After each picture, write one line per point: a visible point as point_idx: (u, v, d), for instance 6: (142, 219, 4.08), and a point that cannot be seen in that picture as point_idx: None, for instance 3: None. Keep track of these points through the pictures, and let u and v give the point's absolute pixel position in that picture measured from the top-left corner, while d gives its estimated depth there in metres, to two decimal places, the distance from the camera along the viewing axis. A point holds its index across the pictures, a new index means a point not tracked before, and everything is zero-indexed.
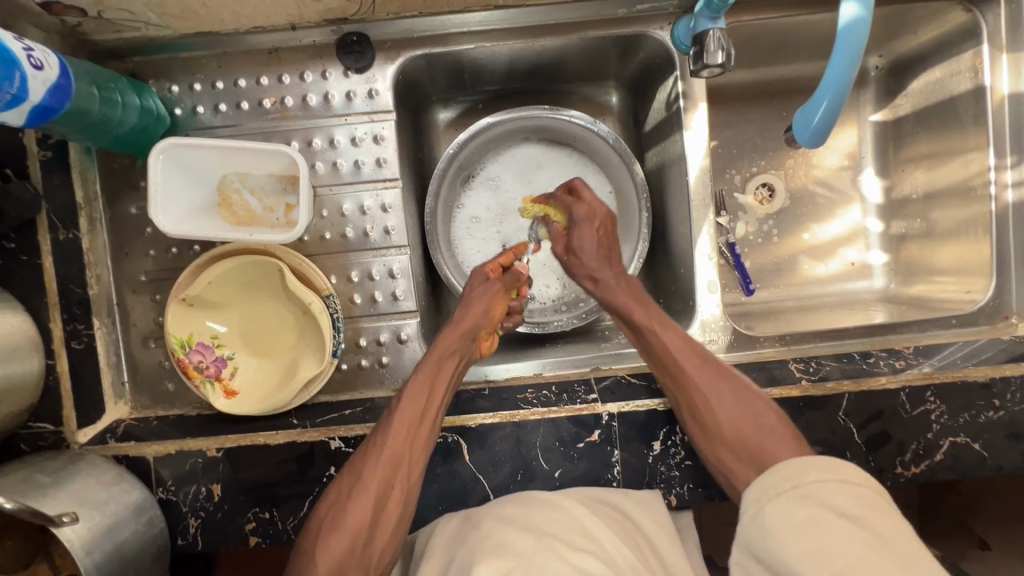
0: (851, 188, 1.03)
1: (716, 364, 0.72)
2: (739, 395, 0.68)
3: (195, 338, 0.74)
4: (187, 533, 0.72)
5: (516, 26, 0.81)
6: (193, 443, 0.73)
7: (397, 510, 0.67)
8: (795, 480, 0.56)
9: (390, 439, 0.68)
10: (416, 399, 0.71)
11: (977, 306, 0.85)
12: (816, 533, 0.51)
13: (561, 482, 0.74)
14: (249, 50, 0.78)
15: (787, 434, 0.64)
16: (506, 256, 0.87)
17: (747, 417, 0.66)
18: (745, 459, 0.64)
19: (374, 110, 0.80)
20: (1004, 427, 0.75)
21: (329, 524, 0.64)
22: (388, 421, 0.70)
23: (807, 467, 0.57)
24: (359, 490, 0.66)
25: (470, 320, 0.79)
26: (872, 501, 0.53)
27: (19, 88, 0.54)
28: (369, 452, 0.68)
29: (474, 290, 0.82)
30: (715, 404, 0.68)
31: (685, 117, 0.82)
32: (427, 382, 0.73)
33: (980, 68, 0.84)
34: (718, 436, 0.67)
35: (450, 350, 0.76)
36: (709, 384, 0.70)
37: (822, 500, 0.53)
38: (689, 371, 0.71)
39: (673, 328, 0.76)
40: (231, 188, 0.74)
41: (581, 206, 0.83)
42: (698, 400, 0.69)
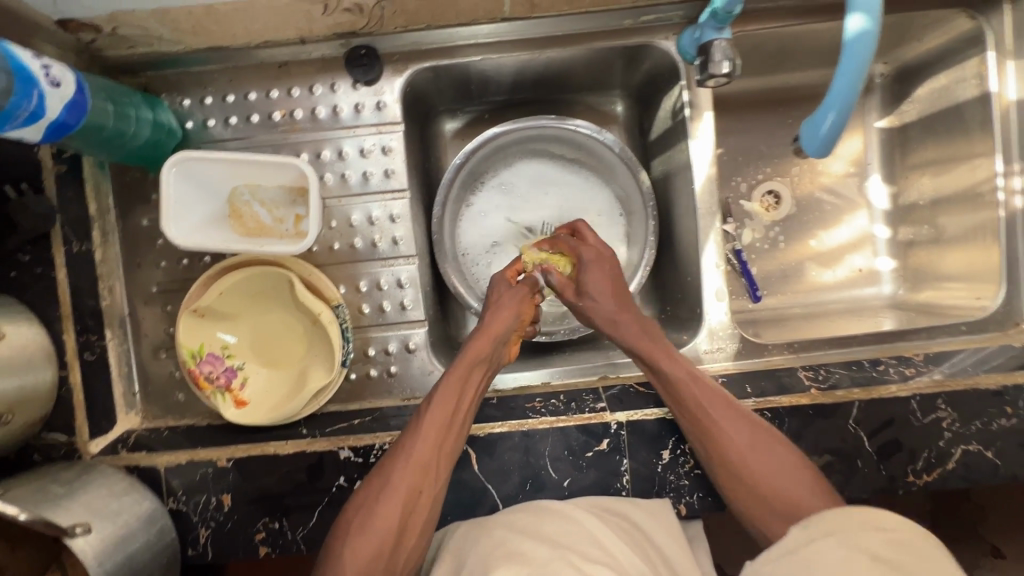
0: (857, 194, 1.03)
1: (745, 414, 0.72)
2: (764, 445, 0.70)
3: (206, 349, 0.75)
4: (197, 543, 0.72)
5: (522, 38, 0.82)
6: (203, 453, 0.73)
7: (424, 514, 0.68)
8: (829, 528, 0.54)
9: (418, 444, 0.69)
10: (445, 405, 0.71)
11: (987, 312, 0.85)
12: (839, 567, 0.50)
13: (570, 491, 0.74)
14: (259, 64, 0.80)
15: (817, 483, 0.67)
16: (518, 261, 0.86)
17: (778, 470, 0.68)
18: (776, 510, 0.67)
19: (382, 122, 0.81)
20: (1016, 435, 0.74)
21: (357, 527, 0.65)
22: (416, 426, 0.70)
23: (842, 518, 0.55)
24: (387, 495, 0.66)
25: (500, 326, 0.79)
26: (908, 542, 0.51)
27: (36, 105, 0.55)
28: (397, 456, 0.69)
29: (501, 295, 0.82)
30: (750, 461, 0.69)
31: (691, 126, 0.83)
32: (457, 386, 0.73)
33: (986, 75, 0.84)
34: (747, 486, 0.69)
35: (479, 355, 0.76)
36: (741, 443, 0.70)
37: (860, 544, 0.51)
38: (719, 422, 0.71)
39: (704, 385, 0.73)
40: (241, 200, 0.75)
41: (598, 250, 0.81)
42: (732, 452, 0.70)
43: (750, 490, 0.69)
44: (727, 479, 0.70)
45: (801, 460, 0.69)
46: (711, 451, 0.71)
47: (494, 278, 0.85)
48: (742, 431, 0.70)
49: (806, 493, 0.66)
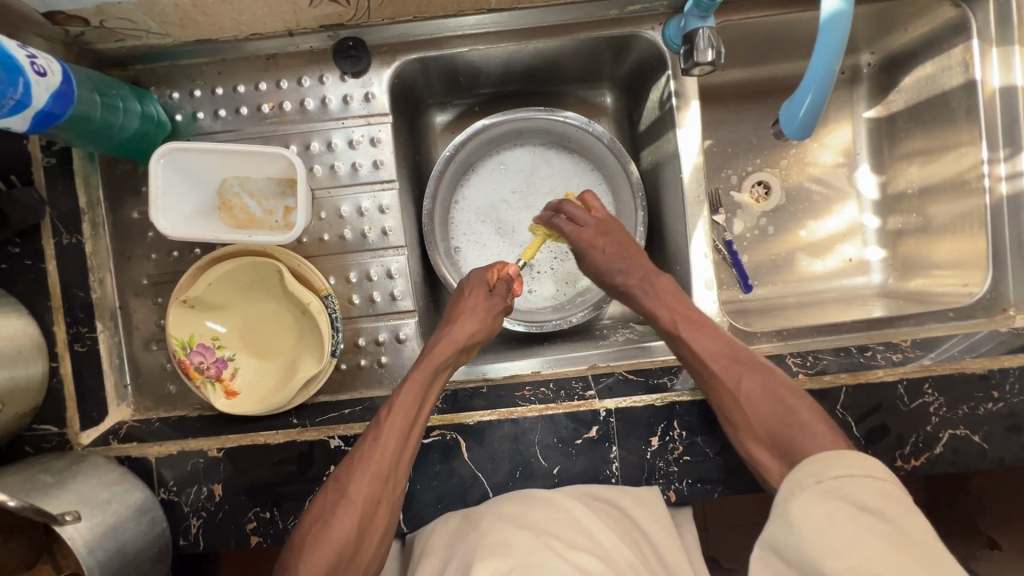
0: (847, 185, 1.04)
1: (745, 356, 0.74)
2: (770, 390, 0.71)
3: (196, 339, 0.75)
4: (189, 533, 0.73)
5: (508, 29, 0.82)
6: (194, 444, 0.74)
7: (382, 523, 0.69)
8: (818, 475, 0.58)
9: (376, 454, 0.69)
10: (405, 412, 0.71)
11: (975, 298, 0.85)
12: (833, 531, 0.52)
13: (560, 479, 0.74)
14: (248, 57, 0.80)
15: (813, 416, 0.68)
16: (501, 264, 0.86)
17: (772, 402, 0.70)
18: (778, 454, 0.68)
19: (370, 113, 0.81)
20: (1003, 418, 0.75)
21: (314, 539, 0.66)
22: (375, 434, 0.70)
23: (833, 461, 0.59)
24: (344, 507, 0.67)
25: (459, 334, 0.79)
26: (895, 496, 0.54)
27: (22, 94, 0.55)
28: (353, 466, 0.69)
29: (470, 289, 0.83)
30: (746, 397, 0.71)
31: (678, 115, 0.83)
32: (416, 392, 0.73)
33: (970, 63, 0.84)
34: (746, 430, 0.70)
35: (439, 363, 0.76)
36: (739, 373, 0.73)
37: (846, 495, 0.55)
38: (722, 371, 0.73)
39: (698, 324, 0.77)
40: (230, 191, 0.75)
41: (582, 231, 0.83)
42: (731, 396, 0.72)
43: (762, 435, 0.69)
44: (729, 423, 0.72)
45: (793, 389, 0.71)
46: (716, 397, 0.73)
47: (468, 279, 0.84)
48: (749, 379, 0.72)
49: (805, 435, 0.67)
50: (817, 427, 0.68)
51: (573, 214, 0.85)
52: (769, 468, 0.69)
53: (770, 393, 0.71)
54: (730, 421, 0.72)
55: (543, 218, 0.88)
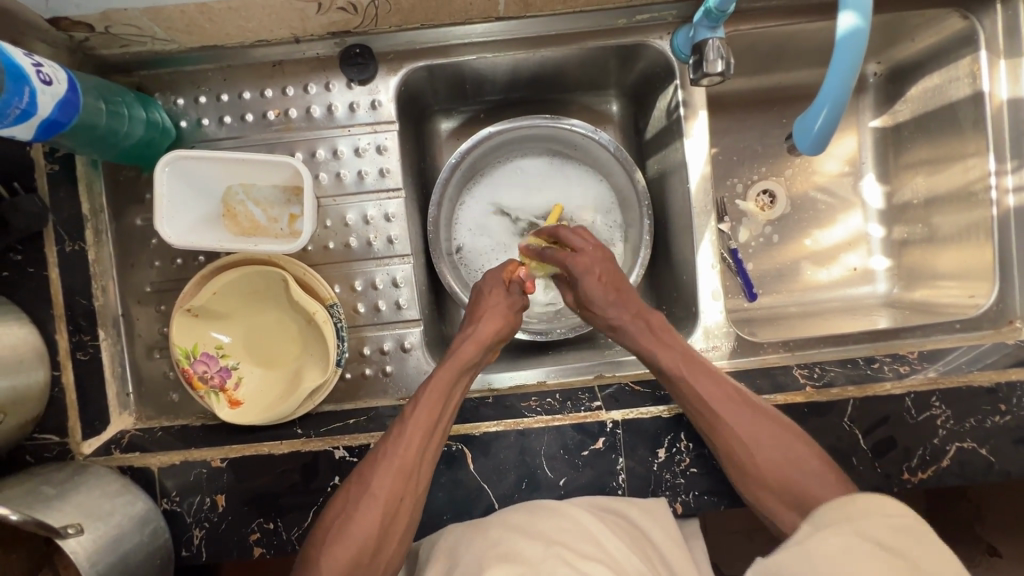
0: (852, 194, 1.04)
1: (748, 402, 0.71)
2: (779, 439, 0.68)
3: (200, 348, 0.74)
4: (192, 544, 0.72)
5: (516, 37, 0.81)
6: (197, 453, 0.73)
7: (403, 522, 0.68)
8: (834, 516, 0.55)
9: (400, 450, 0.68)
10: (431, 407, 0.71)
11: (981, 310, 0.84)
12: (846, 561, 0.49)
13: (566, 491, 0.74)
14: (253, 63, 0.79)
15: (827, 472, 0.66)
16: (516, 263, 0.86)
17: (782, 452, 0.67)
18: (790, 501, 0.66)
19: (376, 121, 0.80)
20: (1010, 432, 0.75)
21: (335, 534, 0.65)
22: (400, 431, 0.70)
23: (852, 514, 0.54)
24: (366, 501, 0.66)
25: (483, 333, 0.79)
26: (914, 532, 0.51)
27: (28, 103, 0.54)
28: (377, 462, 0.68)
29: (488, 288, 0.83)
30: (754, 445, 0.68)
31: (685, 125, 0.83)
32: (443, 390, 0.73)
33: (978, 74, 0.84)
34: (754, 475, 0.68)
35: (465, 362, 0.76)
36: (744, 422, 0.69)
37: (862, 532, 0.52)
38: (722, 414, 0.70)
39: (701, 366, 0.73)
40: (235, 199, 0.75)
41: (579, 258, 0.80)
42: (740, 447, 0.69)
43: (769, 485, 0.67)
44: (740, 476, 0.69)
45: (793, 428, 0.69)
46: (716, 438, 0.70)
47: (485, 278, 0.84)
48: (746, 419, 0.70)
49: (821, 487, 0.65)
50: (824, 473, 0.66)
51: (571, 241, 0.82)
52: (780, 514, 0.67)
53: (777, 439, 0.68)
54: (735, 463, 0.69)
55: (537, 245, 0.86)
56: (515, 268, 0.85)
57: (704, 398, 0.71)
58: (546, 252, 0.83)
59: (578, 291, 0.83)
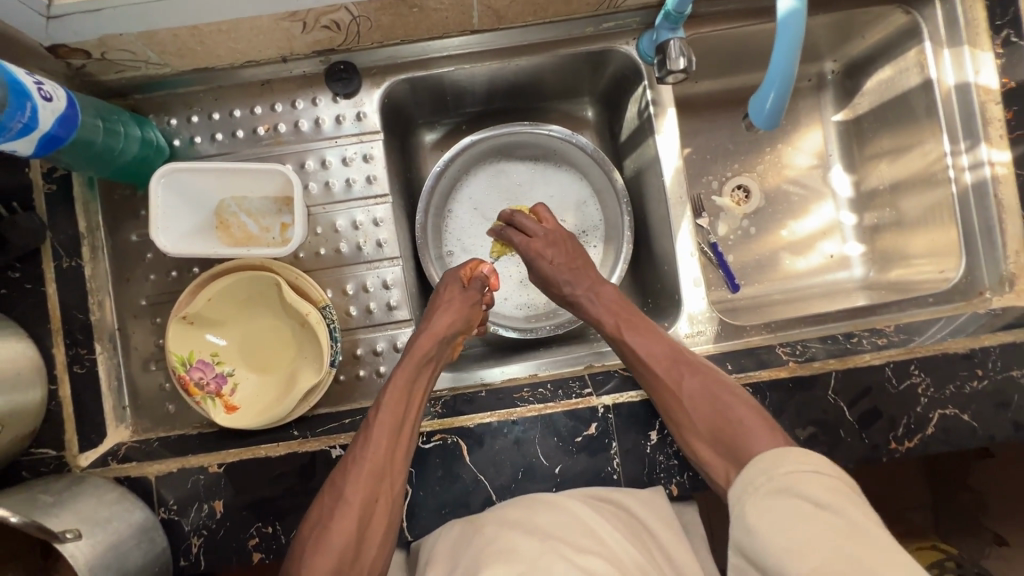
0: (822, 185, 1.09)
1: (689, 361, 0.76)
2: (709, 391, 0.72)
3: (196, 355, 0.75)
4: (190, 553, 0.72)
5: (490, 48, 0.86)
6: (194, 460, 0.74)
7: (382, 521, 0.69)
8: (768, 474, 0.62)
9: (370, 452, 0.70)
10: (395, 405, 0.73)
11: (951, 283, 0.88)
12: (790, 533, 0.56)
13: (562, 478, 0.75)
14: (243, 83, 0.83)
15: (755, 420, 0.69)
16: (476, 261, 0.89)
17: (710, 401, 0.72)
18: (722, 451, 0.69)
19: (362, 131, 0.84)
20: (989, 396, 0.77)
21: (314, 546, 0.65)
22: (367, 432, 0.71)
23: (782, 458, 0.63)
24: (342, 508, 0.67)
25: (439, 327, 0.81)
26: (845, 491, 0.58)
27: (29, 118, 0.57)
28: (349, 467, 0.69)
29: (446, 285, 0.86)
30: (688, 392, 0.73)
31: (656, 122, 0.87)
32: (404, 386, 0.75)
33: (925, 63, 0.89)
34: (689, 429, 0.71)
35: (425, 358, 0.78)
36: (680, 377, 0.74)
37: (798, 492, 0.58)
38: (660, 371, 0.75)
39: (642, 331, 0.80)
40: (228, 211, 0.78)
41: (532, 242, 0.88)
42: (674, 398, 0.73)
43: (710, 441, 0.70)
44: (673, 423, 0.73)
45: (724, 381, 0.74)
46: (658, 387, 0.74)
47: (445, 276, 0.87)
48: (696, 382, 0.73)
49: (757, 431, 0.68)
50: (754, 424, 0.69)
51: (525, 226, 0.90)
52: (715, 467, 0.69)
53: (710, 392, 0.72)
54: (674, 421, 0.73)
55: (498, 230, 0.93)
56: (476, 266, 0.88)
57: (649, 358, 0.77)
58: (505, 233, 0.91)
59: (535, 273, 0.90)
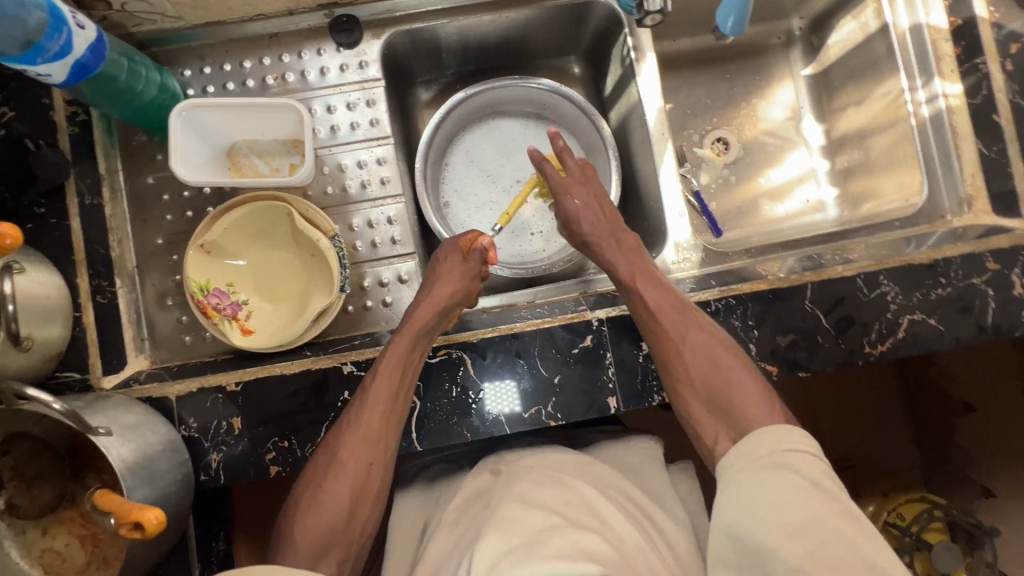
0: (795, 135, 1.16)
1: (693, 315, 0.80)
2: (711, 349, 0.77)
3: (213, 284, 0.80)
4: (210, 468, 0.76)
5: (481, 1, 0.93)
6: (212, 380, 0.78)
7: (376, 483, 0.75)
8: (769, 450, 0.67)
9: (364, 420, 0.73)
10: (390, 376, 0.75)
11: (915, 208, 0.94)
12: (784, 516, 0.60)
13: (562, 387, 0.79)
14: (252, 37, 0.89)
15: (752, 383, 0.75)
16: (475, 232, 0.89)
17: (708, 361, 0.77)
18: (715, 411, 0.76)
19: (365, 79, 0.90)
20: (953, 302, 0.83)
21: (309, 504, 0.73)
22: (361, 403, 0.74)
23: (781, 437, 0.68)
24: (334, 472, 0.73)
25: (438, 296, 0.82)
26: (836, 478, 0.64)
27: (64, 42, 0.63)
28: (342, 432, 0.74)
29: (446, 254, 0.87)
30: (691, 346, 0.77)
31: (637, 67, 0.94)
32: (401, 356, 0.76)
33: (880, 10, 0.98)
34: (687, 386, 0.77)
35: (422, 330, 0.79)
36: (685, 331, 0.78)
37: (795, 470, 0.64)
38: (667, 319, 0.78)
39: (653, 279, 0.83)
40: (240, 154, 0.84)
41: (568, 179, 0.93)
42: (676, 349, 0.77)
43: (706, 404, 0.76)
44: (671, 376, 0.78)
45: (723, 339, 0.78)
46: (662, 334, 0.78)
47: (444, 247, 0.88)
48: (698, 338, 0.78)
49: (761, 411, 0.73)
50: (751, 389, 0.75)
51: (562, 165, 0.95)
52: (703, 423, 0.77)
53: (710, 351, 0.77)
54: (672, 375, 0.78)
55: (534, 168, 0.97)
56: (475, 237, 0.89)
57: (656, 298, 0.80)
58: (540, 165, 0.94)
59: (563, 212, 0.92)
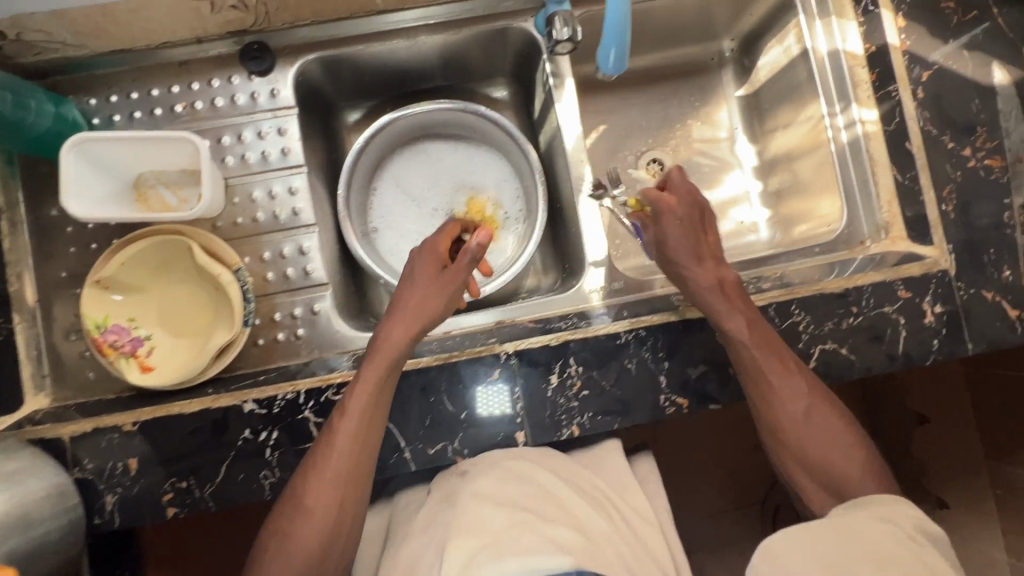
0: (729, 156, 1.16)
1: (800, 378, 0.76)
2: (824, 420, 0.75)
3: (111, 320, 0.78)
4: (104, 510, 0.74)
5: (397, 27, 0.92)
6: (107, 421, 0.76)
7: (351, 520, 0.71)
8: (858, 515, 0.64)
9: (331, 459, 0.70)
10: (358, 410, 0.71)
11: (835, 234, 0.95)
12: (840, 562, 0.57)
13: (469, 422, 0.79)
14: (162, 64, 0.87)
15: (857, 451, 0.74)
16: (450, 230, 0.82)
17: (834, 436, 0.74)
18: (830, 488, 0.74)
19: (276, 107, 0.89)
20: (865, 331, 0.83)
21: (276, 549, 0.69)
22: (329, 441, 0.71)
23: (854, 515, 0.64)
24: (302, 517, 0.69)
25: (416, 312, 0.75)
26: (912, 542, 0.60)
27: None
28: (307, 476, 0.70)
29: (424, 262, 0.79)
30: (805, 427, 0.74)
31: (556, 93, 0.94)
32: (371, 385, 0.72)
33: (801, 35, 0.98)
34: (804, 458, 0.74)
35: (391, 356, 0.73)
36: (796, 404, 0.75)
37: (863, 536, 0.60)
38: (781, 390, 0.75)
39: (767, 336, 0.76)
40: (146, 184, 0.83)
41: (669, 204, 0.81)
42: (790, 428, 0.75)
43: (819, 480, 0.74)
44: (785, 449, 0.75)
45: (834, 402, 0.76)
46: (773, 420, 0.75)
47: (417, 249, 0.80)
48: (804, 407, 0.75)
49: (854, 475, 0.73)
50: (847, 464, 0.73)
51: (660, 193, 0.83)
52: (813, 498, 0.75)
53: (828, 418, 0.75)
54: (788, 450, 0.75)
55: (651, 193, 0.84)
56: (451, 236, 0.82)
57: (761, 363, 0.75)
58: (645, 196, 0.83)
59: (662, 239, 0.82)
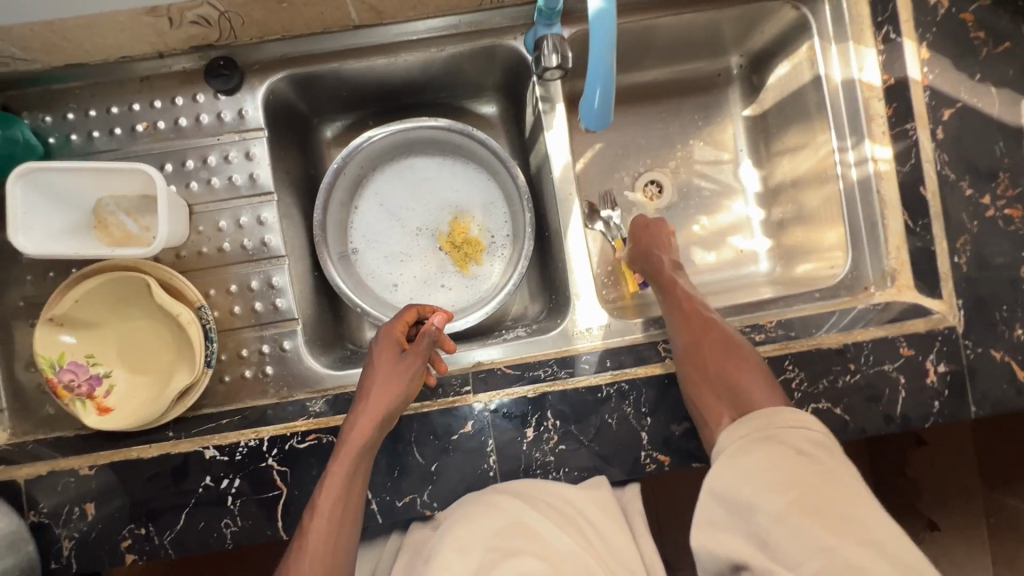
0: (733, 180, 1.09)
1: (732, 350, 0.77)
2: (741, 371, 0.74)
3: (67, 357, 0.75)
4: (61, 555, 0.72)
5: (376, 44, 0.85)
6: (65, 463, 0.74)
7: None
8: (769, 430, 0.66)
9: (309, 544, 0.67)
10: (332, 495, 0.69)
11: (837, 279, 0.89)
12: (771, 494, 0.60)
13: (439, 475, 0.76)
14: (123, 80, 0.82)
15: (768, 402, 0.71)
16: (410, 311, 0.81)
17: (749, 390, 0.73)
18: (737, 412, 0.71)
19: (244, 130, 0.83)
20: (861, 389, 0.78)
21: None
22: (306, 524, 0.68)
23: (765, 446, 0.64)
24: None
25: (386, 398, 0.73)
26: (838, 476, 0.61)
27: None
28: (289, 561, 0.67)
29: (383, 347, 0.78)
30: (719, 367, 0.75)
31: (546, 119, 0.88)
32: (345, 469, 0.70)
33: (814, 60, 0.91)
34: (712, 393, 0.73)
35: (361, 443, 0.71)
36: (721, 360, 0.76)
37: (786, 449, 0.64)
38: (707, 348, 0.76)
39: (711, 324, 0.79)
40: (106, 211, 0.77)
41: (653, 227, 0.95)
42: (707, 370, 0.75)
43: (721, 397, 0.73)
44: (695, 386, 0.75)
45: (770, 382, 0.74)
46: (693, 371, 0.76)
47: (380, 335, 0.79)
48: (731, 366, 0.75)
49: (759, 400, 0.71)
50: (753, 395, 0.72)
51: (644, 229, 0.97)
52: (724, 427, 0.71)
53: (753, 384, 0.73)
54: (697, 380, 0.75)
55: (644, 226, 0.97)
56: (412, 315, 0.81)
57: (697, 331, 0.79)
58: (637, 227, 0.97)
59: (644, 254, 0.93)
